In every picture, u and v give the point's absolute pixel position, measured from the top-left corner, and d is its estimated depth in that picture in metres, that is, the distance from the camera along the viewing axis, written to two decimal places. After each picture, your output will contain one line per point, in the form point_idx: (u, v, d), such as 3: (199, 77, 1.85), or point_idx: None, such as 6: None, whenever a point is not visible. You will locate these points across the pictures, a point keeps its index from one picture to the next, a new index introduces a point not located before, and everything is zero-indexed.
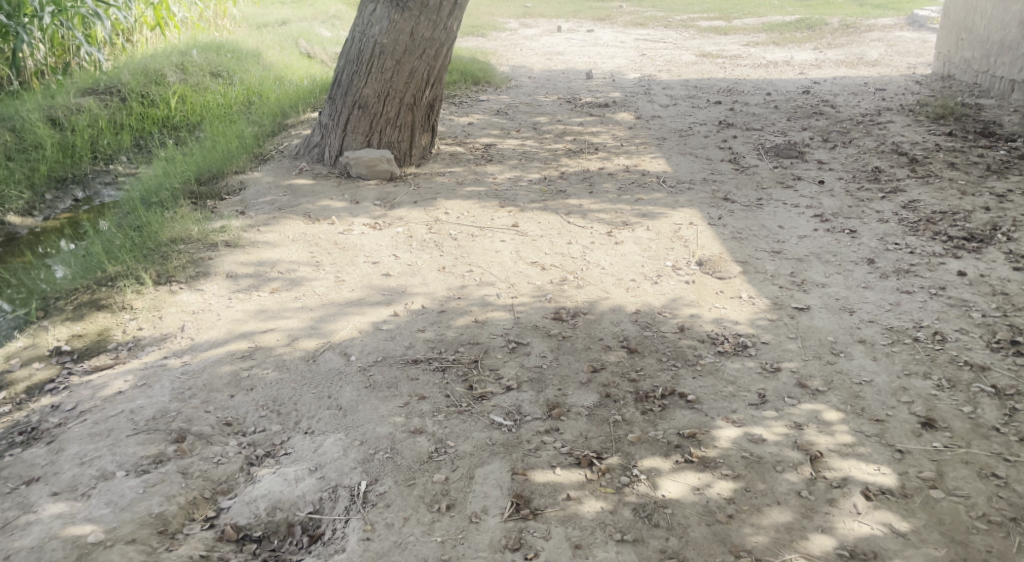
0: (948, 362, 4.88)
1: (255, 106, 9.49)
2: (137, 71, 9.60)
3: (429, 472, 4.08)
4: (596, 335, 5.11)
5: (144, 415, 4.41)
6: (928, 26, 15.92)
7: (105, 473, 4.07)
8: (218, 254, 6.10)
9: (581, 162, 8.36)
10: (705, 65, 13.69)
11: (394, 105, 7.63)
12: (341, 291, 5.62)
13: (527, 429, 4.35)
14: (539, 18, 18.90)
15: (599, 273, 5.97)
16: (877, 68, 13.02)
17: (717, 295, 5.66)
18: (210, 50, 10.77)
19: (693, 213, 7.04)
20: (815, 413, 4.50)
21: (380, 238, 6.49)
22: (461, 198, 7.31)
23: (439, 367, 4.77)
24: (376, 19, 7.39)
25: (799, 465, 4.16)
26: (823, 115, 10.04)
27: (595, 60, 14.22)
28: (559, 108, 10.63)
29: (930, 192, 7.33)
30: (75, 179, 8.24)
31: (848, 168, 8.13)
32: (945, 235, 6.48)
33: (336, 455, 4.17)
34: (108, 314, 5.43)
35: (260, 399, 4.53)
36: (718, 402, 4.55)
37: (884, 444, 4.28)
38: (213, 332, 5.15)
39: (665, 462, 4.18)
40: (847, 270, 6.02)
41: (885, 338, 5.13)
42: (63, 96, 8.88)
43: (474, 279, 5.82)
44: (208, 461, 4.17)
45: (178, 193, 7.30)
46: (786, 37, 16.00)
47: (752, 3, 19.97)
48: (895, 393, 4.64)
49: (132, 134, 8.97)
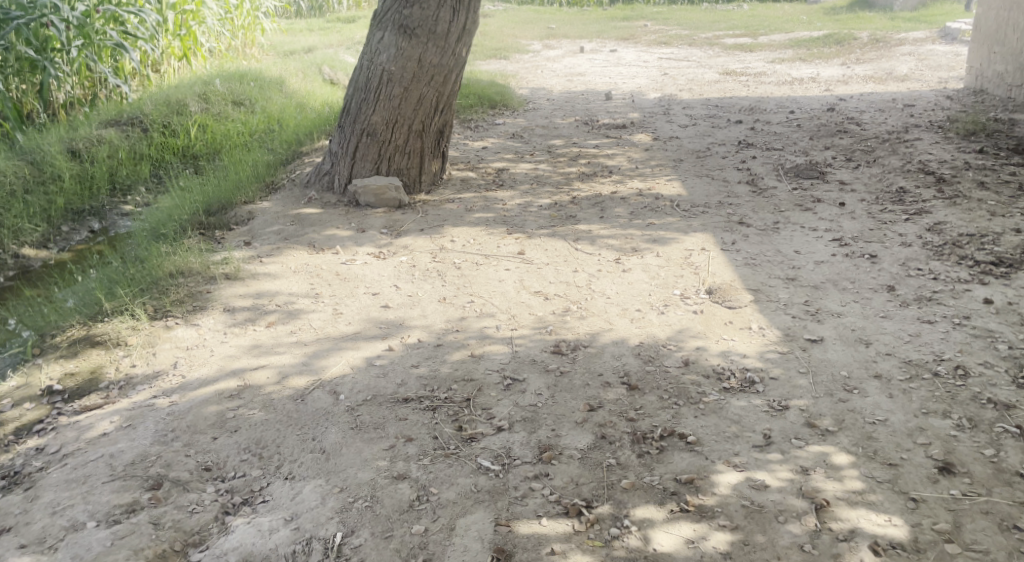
0: (970, 400, 4.63)
1: (274, 134, 9.40)
2: (160, 102, 9.55)
3: (408, 522, 3.93)
4: (596, 370, 4.94)
5: (123, 460, 4.32)
6: (961, 39, 15.58)
7: (75, 523, 3.98)
8: (217, 286, 5.98)
9: (594, 186, 8.19)
10: (728, 83, 13.47)
11: (402, 132, 7.53)
12: (338, 325, 5.48)
13: (515, 474, 4.18)
14: (563, 39, 18.79)
15: (604, 303, 5.79)
16: (906, 83, 12.72)
17: (726, 326, 5.45)
18: (233, 79, 10.73)
19: (706, 238, 6.84)
20: (822, 456, 4.28)
21: (383, 267, 6.36)
22: (469, 225, 7.18)
23: (430, 407, 4.63)
24: (384, 47, 7.30)
25: (803, 515, 3.94)
26: (847, 133, 9.79)
27: (616, 80, 14.06)
28: (576, 131, 10.48)
29: (957, 214, 7.06)
30: (92, 211, 8.24)
31: (871, 189, 7.88)
32: (971, 259, 6.22)
33: (313, 504, 4.04)
34: (103, 350, 5.33)
35: (242, 442, 4.42)
36: (720, 444, 4.34)
37: (896, 491, 4.04)
38: (205, 369, 5.03)
39: (659, 511, 3.98)
40: (864, 298, 5.78)
41: (903, 372, 4.89)
42: (85, 128, 8.86)
43: (475, 311, 5.67)
44: (182, 510, 4.06)
45: (186, 224, 7.21)
46: (813, 53, 15.73)
47: (780, 19, 19.73)
48: (910, 434, 4.40)
49: (151, 164, 8.91)
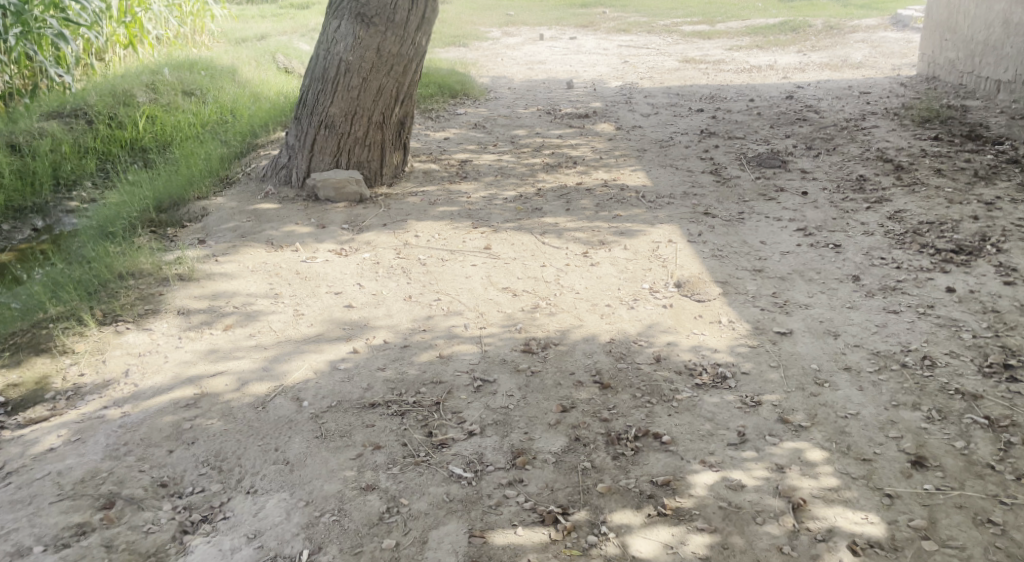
0: (939, 391, 4.61)
1: (227, 125, 9.13)
2: (105, 94, 9.24)
3: (377, 537, 3.80)
4: (568, 369, 4.83)
5: (72, 477, 4.12)
6: (913, 26, 15.70)
7: (21, 548, 3.79)
8: (171, 288, 5.74)
9: (558, 177, 8.08)
10: (689, 71, 13.42)
11: (362, 123, 7.34)
12: (300, 327, 5.30)
13: (488, 481, 4.07)
14: (522, 26, 18.63)
15: (573, 298, 5.68)
16: (862, 70, 12.80)
17: (696, 320, 5.38)
18: (182, 68, 10.41)
19: (673, 230, 6.77)
20: (797, 452, 4.22)
21: (345, 265, 6.18)
22: (432, 219, 7.03)
23: (398, 412, 4.49)
24: (340, 36, 7.09)
25: (780, 515, 3.88)
26: (807, 121, 9.80)
27: (576, 69, 13.94)
28: (538, 121, 10.36)
29: (917, 201, 7.07)
30: (34, 208, 7.92)
31: (832, 177, 7.88)
32: (933, 247, 6.22)
33: (277, 519, 3.88)
34: (48, 359, 5.09)
35: (200, 454, 4.25)
36: (695, 443, 4.26)
37: (872, 488, 4.00)
38: (159, 377, 4.82)
39: (636, 516, 3.89)
40: (831, 289, 5.75)
41: (872, 365, 4.85)
42: (25, 121, 8.55)
43: (441, 309, 5.53)
44: (136, 530, 3.88)
45: (136, 222, 6.95)
46: (770, 40, 15.78)
47: (737, 6, 19.74)
48: (882, 427, 4.36)
49: (98, 158, 8.59)
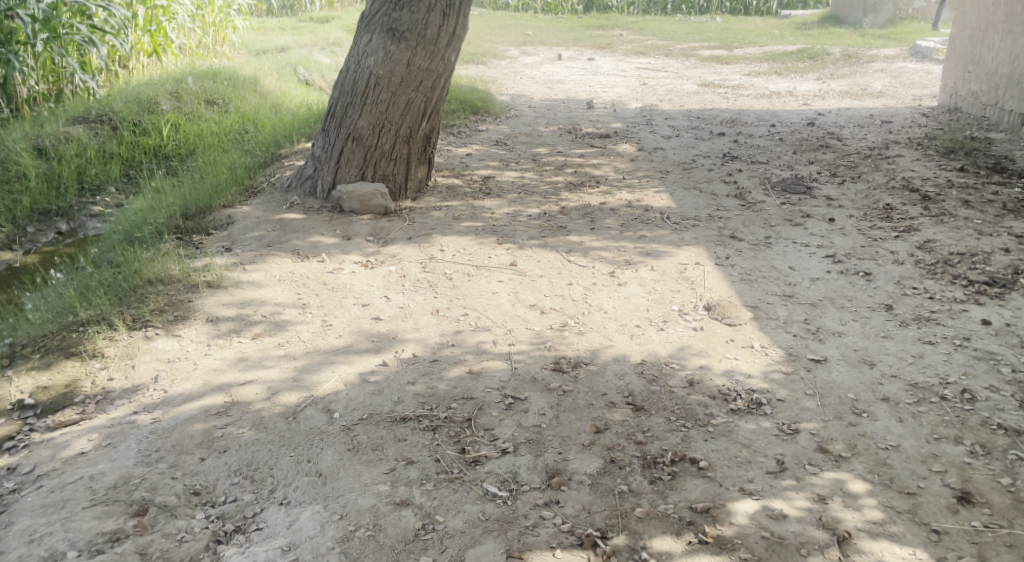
0: (980, 425, 4.52)
1: (250, 135, 9.12)
2: (130, 100, 9.22)
3: (414, 554, 3.73)
4: (599, 390, 4.75)
5: (104, 482, 4.07)
6: (932, 57, 15.67)
7: (55, 553, 3.73)
8: (200, 295, 5.69)
9: (582, 196, 8.03)
10: (708, 95, 13.40)
11: (389, 137, 7.31)
12: (328, 338, 5.25)
13: (525, 501, 4.00)
14: (540, 46, 18.68)
15: (602, 318, 5.61)
16: (882, 99, 12.76)
17: (728, 344, 5.30)
18: (206, 77, 10.42)
19: (700, 252, 6.70)
20: (838, 483, 4.13)
21: (371, 277, 6.13)
22: (457, 233, 6.98)
23: (429, 427, 4.42)
24: (371, 50, 7.08)
25: (825, 547, 3.79)
26: (830, 148, 9.75)
27: (595, 89, 13.93)
28: (559, 139, 10.33)
29: (946, 232, 7.00)
30: (59, 212, 7.89)
31: (859, 205, 7.81)
32: (965, 279, 6.14)
33: (312, 532, 3.82)
34: (78, 362, 5.05)
35: (232, 463, 4.19)
36: (734, 470, 4.18)
37: (918, 522, 3.91)
38: (188, 384, 4.77)
39: (677, 543, 3.81)
40: (864, 317, 5.67)
41: (910, 396, 4.76)
42: (51, 125, 8.54)
43: (469, 324, 5.47)
44: (170, 538, 3.82)
45: (162, 228, 6.91)
46: (788, 67, 15.75)
47: (753, 33, 19.75)
48: (925, 461, 4.27)
49: (122, 164, 8.58)
